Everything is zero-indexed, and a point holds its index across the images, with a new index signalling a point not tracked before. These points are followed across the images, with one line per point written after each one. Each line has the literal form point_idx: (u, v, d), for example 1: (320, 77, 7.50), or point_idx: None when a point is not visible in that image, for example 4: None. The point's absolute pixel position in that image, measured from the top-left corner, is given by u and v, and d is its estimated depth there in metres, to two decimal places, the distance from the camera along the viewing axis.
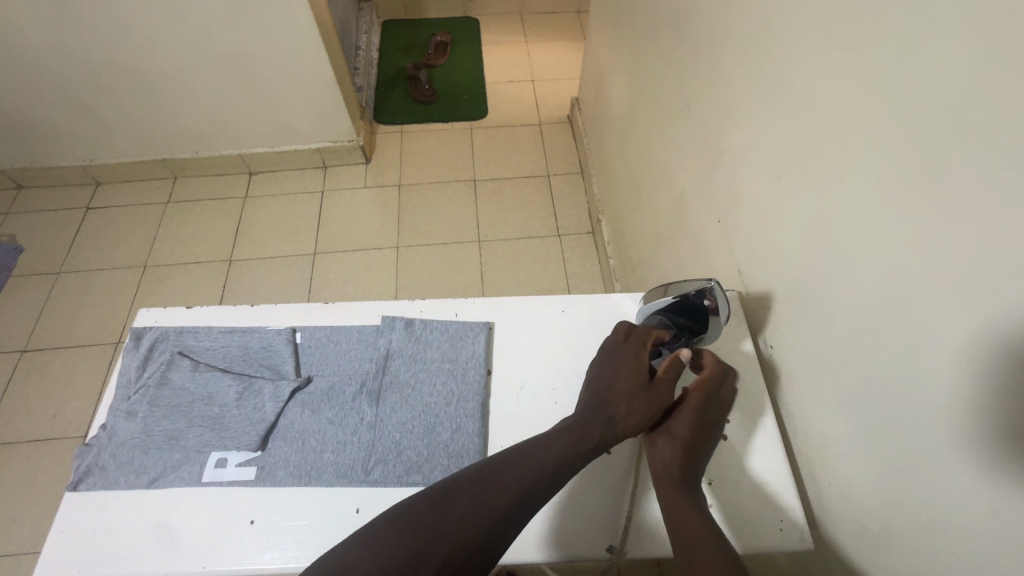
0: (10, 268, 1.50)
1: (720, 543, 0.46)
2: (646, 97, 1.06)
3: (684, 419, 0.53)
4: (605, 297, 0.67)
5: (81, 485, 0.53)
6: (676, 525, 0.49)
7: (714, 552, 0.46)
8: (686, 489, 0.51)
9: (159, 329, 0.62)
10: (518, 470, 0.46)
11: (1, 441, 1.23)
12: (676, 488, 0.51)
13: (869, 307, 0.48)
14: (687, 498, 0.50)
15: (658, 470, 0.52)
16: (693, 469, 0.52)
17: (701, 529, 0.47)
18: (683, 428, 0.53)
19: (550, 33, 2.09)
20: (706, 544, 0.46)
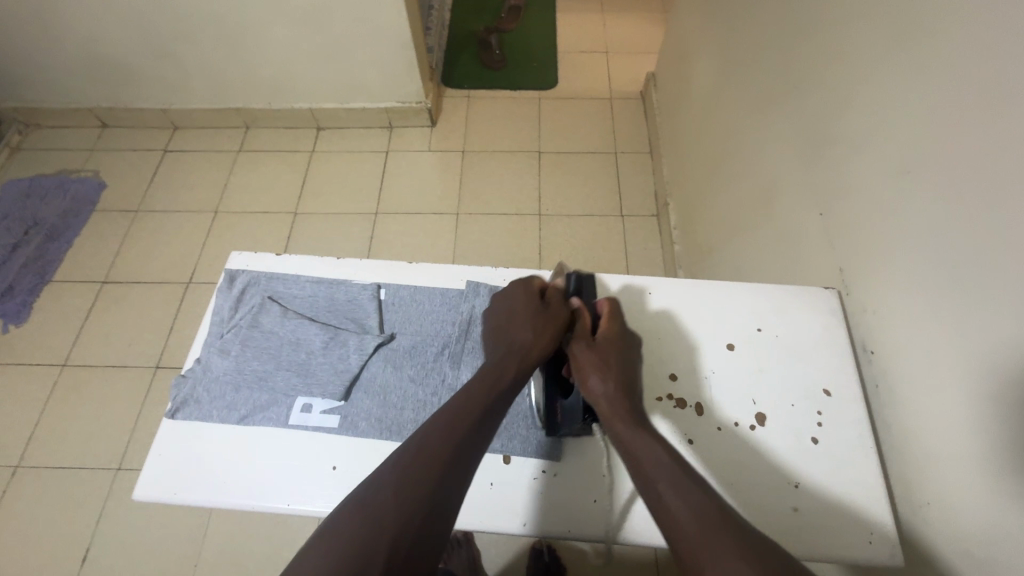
0: (94, 202, 1.58)
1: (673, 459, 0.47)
2: (739, 76, 0.99)
3: (607, 352, 0.55)
4: (691, 283, 0.65)
5: (178, 413, 0.55)
6: (629, 455, 0.48)
7: (672, 468, 0.46)
8: (629, 416, 0.51)
9: (251, 273, 0.63)
10: (437, 439, 0.46)
11: (83, 363, 1.32)
12: (622, 418, 0.50)
13: (995, 332, 0.44)
14: (636, 423, 0.50)
15: (598, 407, 0.52)
16: (631, 397, 0.53)
17: (653, 448, 0.47)
18: (609, 359, 0.55)
19: (628, 3, 2.00)
20: (668, 465, 0.46)
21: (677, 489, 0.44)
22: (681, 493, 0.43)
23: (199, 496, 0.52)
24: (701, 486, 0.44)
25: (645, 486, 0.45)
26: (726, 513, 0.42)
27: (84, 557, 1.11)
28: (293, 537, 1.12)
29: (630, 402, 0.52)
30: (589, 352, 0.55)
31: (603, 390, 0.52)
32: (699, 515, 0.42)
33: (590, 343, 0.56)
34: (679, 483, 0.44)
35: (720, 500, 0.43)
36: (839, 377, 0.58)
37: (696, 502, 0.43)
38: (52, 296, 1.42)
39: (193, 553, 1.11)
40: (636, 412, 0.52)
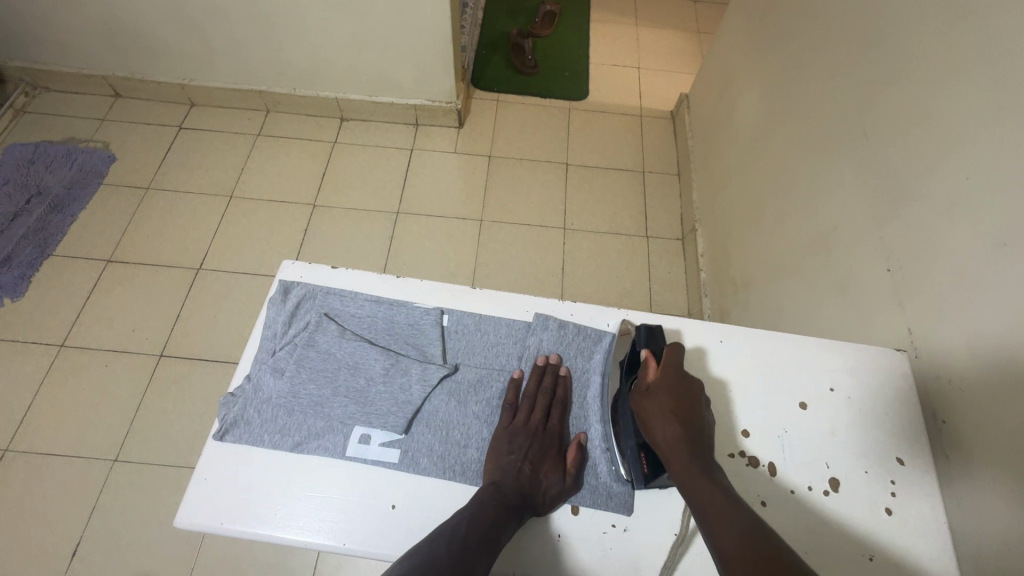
0: (102, 175, 1.51)
1: (735, 503, 0.43)
2: (796, 115, 0.98)
3: (663, 397, 0.51)
4: (762, 334, 0.63)
5: (227, 435, 0.52)
6: (692, 498, 0.45)
7: (730, 513, 0.42)
8: (692, 457, 0.47)
9: (307, 286, 0.60)
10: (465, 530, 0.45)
11: (83, 345, 1.27)
12: (682, 458, 0.47)
13: None
14: (698, 465, 0.46)
15: (661, 450, 0.49)
16: (696, 438, 0.49)
17: (712, 491, 0.44)
18: (666, 404, 0.50)
19: (662, 20, 1.99)
20: (728, 511, 0.42)
21: (731, 540, 0.40)
22: (734, 542, 0.40)
23: (246, 529, 0.49)
24: (759, 531, 0.41)
25: (706, 533, 0.42)
26: (784, 561, 0.38)
27: (73, 553, 1.05)
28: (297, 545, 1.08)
29: (695, 442, 0.48)
30: (646, 402, 0.51)
31: (664, 437, 0.49)
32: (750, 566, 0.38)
33: (647, 392, 0.52)
34: (736, 529, 0.41)
35: (775, 545, 0.39)
36: (911, 445, 0.56)
37: (748, 551, 0.39)
38: (53, 272, 1.36)
39: (191, 555, 1.06)
40: (704, 451, 0.48)
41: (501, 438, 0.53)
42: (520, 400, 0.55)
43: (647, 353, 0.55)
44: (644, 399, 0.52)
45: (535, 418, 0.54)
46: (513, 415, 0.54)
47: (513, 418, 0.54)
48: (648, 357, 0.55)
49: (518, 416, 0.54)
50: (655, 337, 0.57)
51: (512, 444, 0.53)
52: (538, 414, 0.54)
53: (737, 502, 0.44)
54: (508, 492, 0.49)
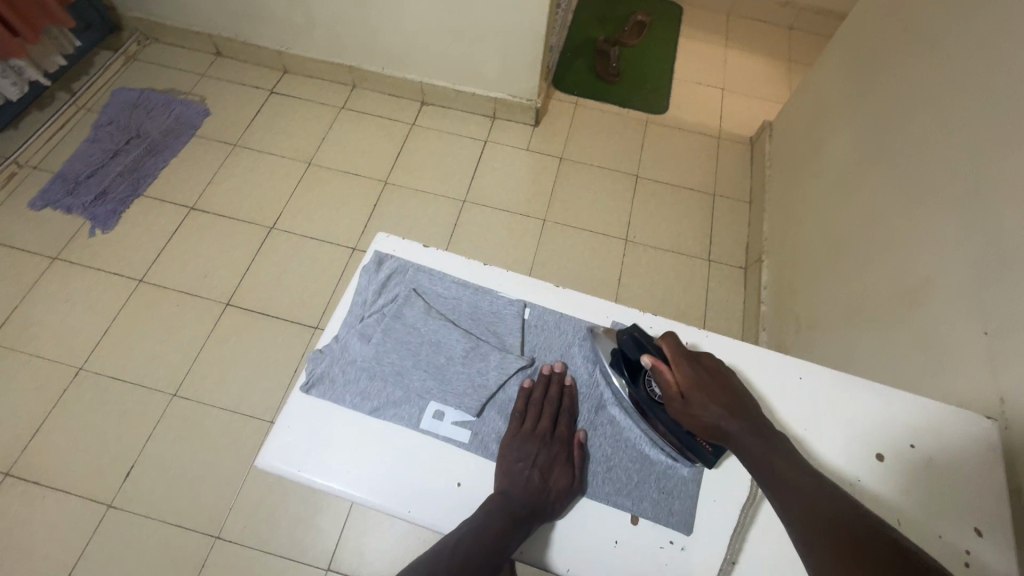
0: (196, 127, 1.60)
1: (800, 473, 0.45)
2: (896, 162, 0.94)
3: (701, 396, 0.49)
4: (845, 380, 0.61)
5: (312, 389, 0.54)
6: (758, 472, 0.46)
7: (802, 484, 0.44)
8: (748, 435, 0.48)
9: (400, 260, 0.62)
10: (473, 548, 0.47)
11: (158, 283, 1.35)
12: (744, 440, 0.48)
13: None
14: (755, 437, 0.48)
15: (715, 435, 0.49)
16: (744, 416, 0.49)
17: (777, 466, 0.45)
18: (708, 400, 0.49)
19: (753, 44, 1.95)
20: (796, 481, 0.44)
21: (801, 510, 0.42)
22: (803, 510, 0.42)
23: (320, 481, 0.51)
24: (826, 495, 0.43)
25: (778, 505, 0.44)
26: (856, 524, 0.40)
27: (126, 475, 1.12)
28: (328, 504, 1.12)
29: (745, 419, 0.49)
30: (689, 406, 0.50)
31: (713, 426, 0.49)
32: (823, 534, 0.40)
33: (685, 400, 0.50)
34: (806, 500, 0.43)
35: (845, 511, 0.41)
36: (992, 516, 0.53)
37: (817, 516, 0.41)
38: (141, 211, 1.45)
39: (230, 496, 1.11)
40: (756, 424, 0.49)
41: (512, 445, 0.53)
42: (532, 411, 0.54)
43: (650, 360, 0.52)
44: (685, 405, 0.50)
45: (542, 427, 0.54)
46: (521, 423, 0.54)
47: (522, 426, 0.54)
48: (654, 362, 0.52)
49: (526, 425, 0.54)
50: (640, 340, 0.54)
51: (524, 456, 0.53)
52: (541, 425, 0.54)
53: (799, 467, 0.45)
54: (517, 502, 0.49)
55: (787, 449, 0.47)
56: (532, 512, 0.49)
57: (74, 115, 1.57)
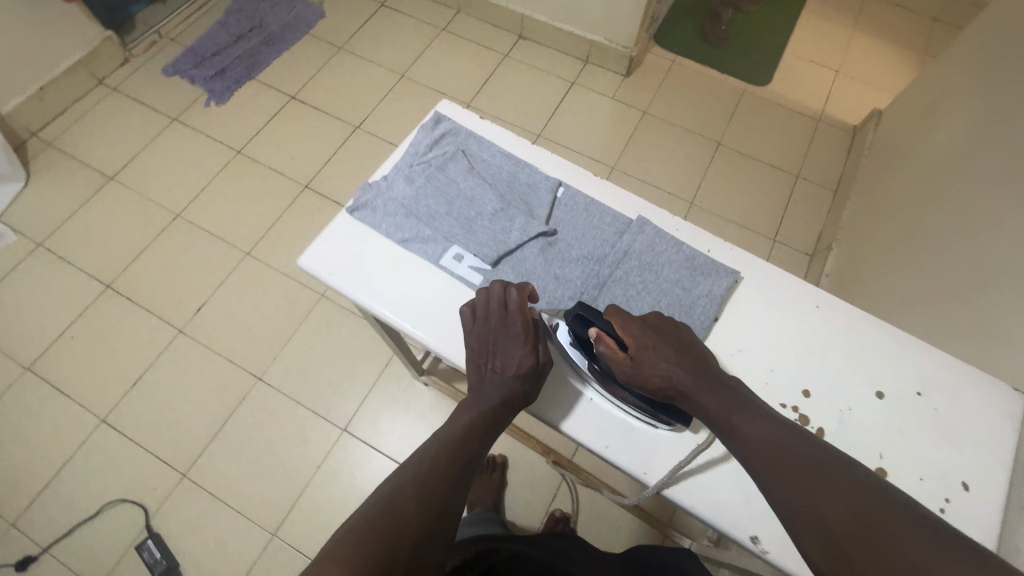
0: (310, 27, 1.72)
1: (758, 423, 0.45)
2: (1009, 148, 0.85)
3: (651, 356, 0.50)
4: (869, 318, 0.58)
5: (355, 212, 0.61)
6: (720, 427, 0.46)
7: (763, 434, 0.44)
8: (705, 391, 0.48)
9: (454, 123, 0.67)
10: (444, 451, 0.47)
11: (253, 157, 1.49)
12: (703, 396, 0.48)
13: None
14: (713, 392, 0.48)
15: (673, 393, 0.50)
16: (699, 372, 0.50)
17: (736, 419, 0.46)
18: (659, 358, 0.50)
19: (886, 29, 1.78)
20: (755, 434, 0.44)
21: (762, 462, 0.43)
22: (764, 458, 0.43)
23: (347, 287, 0.59)
24: (787, 443, 0.43)
25: (739, 457, 0.44)
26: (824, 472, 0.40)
27: (198, 309, 1.29)
28: (356, 376, 1.23)
29: (699, 373, 0.49)
30: (642, 368, 0.50)
31: (670, 386, 0.49)
32: (787, 483, 0.41)
33: (635, 362, 0.50)
34: (769, 452, 0.43)
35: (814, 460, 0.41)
36: (983, 474, 0.51)
37: (777, 467, 0.42)
38: (250, 92, 1.60)
39: (276, 348, 1.25)
40: (712, 381, 0.49)
41: (475, 345, 0.54)
42: (482, 305, 0.55)
43: (595, 332, 0.52)
44: (638, 367, 0.50)
45: (494, 320, 0.54)
46: (472, 318, 0.55)
47: (473, 324, 0.55)
48: (598, 334, 0.51)
49: (478, 320, 0.55)
50: (587, 316, 0.53)
51: (481, 351, 0.55)
52: (494, 310, 0.54)
53: (757, 417, 0.46)
54: (488, 403, 0.52)
55: (746, 400, 0.47)
56: (502, 410, 0.52)
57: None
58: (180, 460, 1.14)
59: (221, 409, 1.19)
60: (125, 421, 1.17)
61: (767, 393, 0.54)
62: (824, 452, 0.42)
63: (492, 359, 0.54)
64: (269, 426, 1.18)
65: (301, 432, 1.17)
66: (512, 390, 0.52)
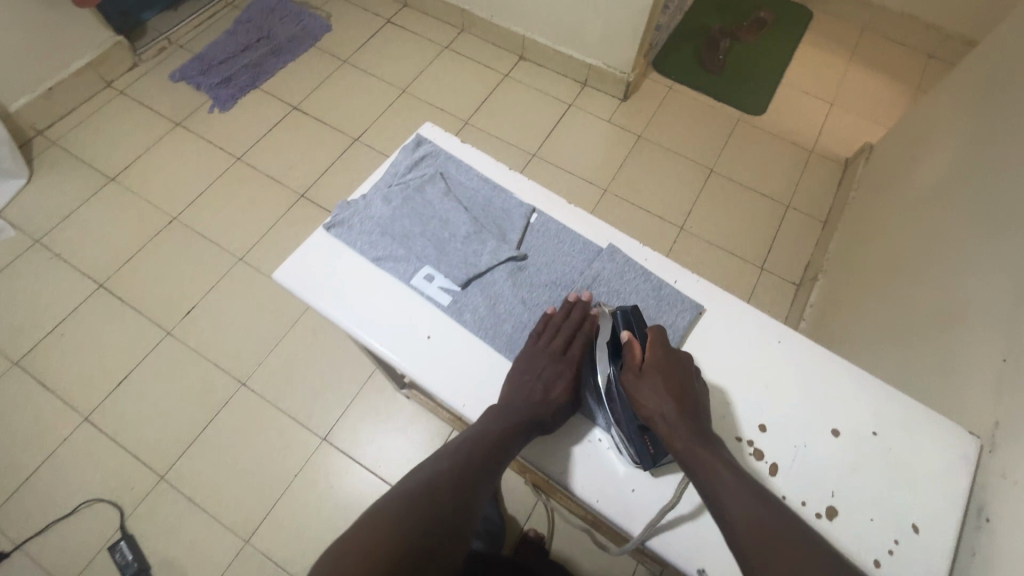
0: (316, 39, 1.76)
1: (739, 480, 0.47)
2: (983, 188, 0.87)
3: (655, 380, 0.53)
4: (830, 356, 0.59)
5: (332, 229, 0.63)
6: (702, 482, 0.48)
7: (742, 495, 0.46)
8: (698, 441, 0.50)
9: (435, 146, 0.69)
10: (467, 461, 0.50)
11: (251, 164, 1.52)
12: (691, 441, 0.50)
13: None
14: (704, 446, 0.50)
15: (664, 431, 0.51)
16: (693, 416, 0.52)
17: (720, 471, 0.48)
18: (663, 388, 0.52)
19: (882, 64, 1.80)
20: (740, 494, 0.46)
21: (743, 524, 0.44)
22: (746, 515, 0.45)
23: (318, 302, 0.60)
24: (766, 507, 0.45)
25: (713, 508, 0.47)
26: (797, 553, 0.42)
27: (187, 312, 1.30)
28: (338, 385, 1.24)
29: (695, 425, 0.51)
30: (642, 385, 0.53)
31: (661, 416, 0.51)
32: (762, 548, 0.43)
33: (642, 376, 0.53)
34: (752, 518, 0.45)
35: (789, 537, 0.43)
36: (934, 517, 0.51)
37: (756, 528, 0.44)
38: (253, 101, 1.63)
39: (261, 354, 1.26)
40: (699, 429, 0.51)
41: (528, 358, 0.56)
42: (554, 323, 0.58)
43: (627, 336, 0.55)
44: (642, 384, 0.53)
45: (558, 341, 0.57)
46: (539, 334, 0.58)
47: (536, 342, 0.57)
48: (630, 339, 0.55)
49: (542, 339, 0.57)
50: (630, 318, 0.56)
51: (529, 367, 0.56)
52: (563, 332, 0.57)
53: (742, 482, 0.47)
54: (521, 418, 0.52)
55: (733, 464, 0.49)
56: (533, 428, 0.52)
57: (222, 9, 1.79)
58: (159, 461, 1.15)
59: (203, 412, 1.20)
60: (107, 420, 1.18)
61: (723, 427, 0.56)
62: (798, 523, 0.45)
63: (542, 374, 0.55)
64: (250, 431, 1.18)
65: (281, 440, 1.18)
66: (548, 410, 0.53)
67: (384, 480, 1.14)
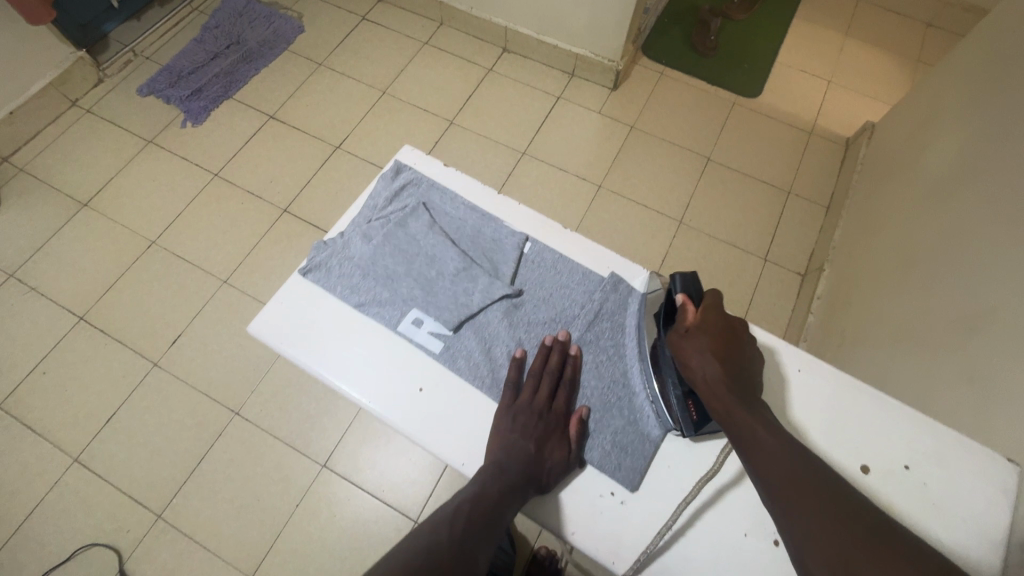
0: (289, 42, 1.68)
1: (779, 440, 0.43)
2: (1000, 174, 0.82)
3: (702, 339, 0.48)
4: (854, 384, 0.56)
5: (308, 274, 0.58)
6: (738, 437, 0.44)
7: (779, 451, 0.42)
8: (741, 402, 0.46)
9: (416, 172, 0.64)
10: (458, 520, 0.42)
11: (230, 180, 1.45)
12: (730, 399, 0.46)
13: None
14: (747, 408, 0.45)
15: (702, 392, 0.47)
16: (739, 378, 0.47)
17: (756, 430, 0.44)
18: (707, 348, 0.48)
19: (879, 36, 1.74)
20: (775, 451, 0.42)
21: (778, 482, 0.41)
22: (777, 475, 0.41)
23: (297, 356, 0.55)
24: (805, 467, 0.41)
25: (749, 466, 0.43)
26: (841, 515, 0.38)
27: (172, 342, 1.26)
28: (336, 408, 1.20)
29: (740, 386, 0.47)
30: (686, 342, 0.49)
31: (703, 374, 0.47)
32: (796, 506, 0.39)
33: (687, 334, 0.49)
34: (788, 474, 0.41)
35: (830, 498, 0.39)
36: (973, 558, 0.48)
37: (791, 488, 0.40)
38: (227, 112, 1.56)
39: (253, 382, 1.22)
40: (745, 393, 0.47)
41: (511, 414, 0.51)
42: (534, 373, 0.53)
43: (681, 298, 0.52)
44: (685, 342, 0.49)
45: (541, 388, 0.52)
46: (515, 394, 0.52)
47: (517, 399, 0.52)
48: (684, 301, 0.51)
49: (521, 396, 0.52)
50: (690, 282, 0.53)
51: (513, 422, 0.51)
52: (543, 376, 0.53)
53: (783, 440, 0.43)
54: (511, 475, 0.47)
55: (778, 424, 0.45)
56: (526, 487, 0.47)
57: (188, 16, 1.70)
58: (155, 500, 1.11)
59: (196, 445, 1.16)
60: (98, 460, 1.14)
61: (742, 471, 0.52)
62: (839, 486, 0.40)
63: (527, 428, 0.50)
64: (247, 462, 1.14)
65: (279, 470, 1.14)
66: (537, 461, 0.48)
67: (388, 505, 1.11)
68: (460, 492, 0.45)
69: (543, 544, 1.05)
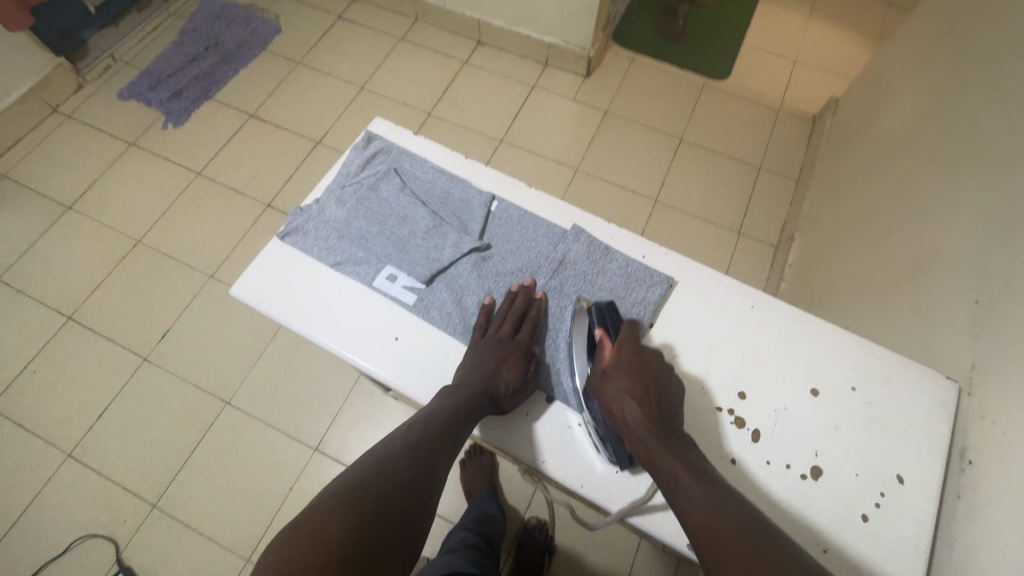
0: (267, 43, 1.70)
1: (700, 482, 0.45)
2: (942, 130, 0.86)
3: (620, 380, 0.51)
4: (804, 315, 0.60)
5: (286, 238, 0.61)
6: (666, 484, 0.46)
7: (702, 495, 0.44)
8: (661, 441, 0.48)
9: (386, 142, 0.67)
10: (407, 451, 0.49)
11: (213, 178, 1.48)
12: (653, 440, 0.48)
13: None
14: (667, 447, 0.47)
15: (626, 435, 0.49)
16: (659, 413, 0.50)
17: (679, 473, 0.46)
18: (624, 389, 0.51)
19: (841, 16, 1.80)
20: (700, 495, 0.44)
21: (706, 531, 0.42)
22: (703, 525, 0.43)
23: (277, 314, 0.58)
24: (726, 508, 0.43)
25: (678, 513, 0.45)
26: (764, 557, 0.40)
27: (161, 336, 1.27)
28: (326, 393, 1.22)
29: (661, 421, 0.49)
30: (606, 384, 0.51)
31: (626, 415, 0.50)
32: (725, 557, 0.41)
33: (604, 376, 0.52)
34: (712, 521, 0.42)
35: (759, 542, 0.41)
36: (916, 465, 0.52)
37: (718, 538, 0.42)
38: (208, 113, 1.58)
39: (243, 371, 1.24)
40: (666, 429, 0.49)
41: (479, 349, 0.55)
42: (499, 315, 0.57)
43: (599, 334, 0.54)
44: (605, 383, 0.52)
45: (503, 330, 0.56)
46: (482, 331, 0.57)
47: (483, 336, 0.56)
48: (601, 336, 0.54)
49: (488, 333, 0.56)
50: (606, 314, 0.55)
51: (479, 359, 0.55)
52: (509, 320, 0.56)
53: (708, 483, 0.45)
54: (472, 399, 0.52)
55: (700, 462, 0.47)
56: (483, 407, 0.52)
57: (166, 21, 1.73)
58: (150, 489, 1.13)
59: (189, 435, 1.18)
60: (91, 454, 1.16)
61: (703, 399, 0.55)
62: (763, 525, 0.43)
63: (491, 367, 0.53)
64: (239, 449, 1.16)
65: (272, 455, 1.16)
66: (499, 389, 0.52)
67: None
68: (422, 411, 0.53)
69: (535, 513, 1.07)
